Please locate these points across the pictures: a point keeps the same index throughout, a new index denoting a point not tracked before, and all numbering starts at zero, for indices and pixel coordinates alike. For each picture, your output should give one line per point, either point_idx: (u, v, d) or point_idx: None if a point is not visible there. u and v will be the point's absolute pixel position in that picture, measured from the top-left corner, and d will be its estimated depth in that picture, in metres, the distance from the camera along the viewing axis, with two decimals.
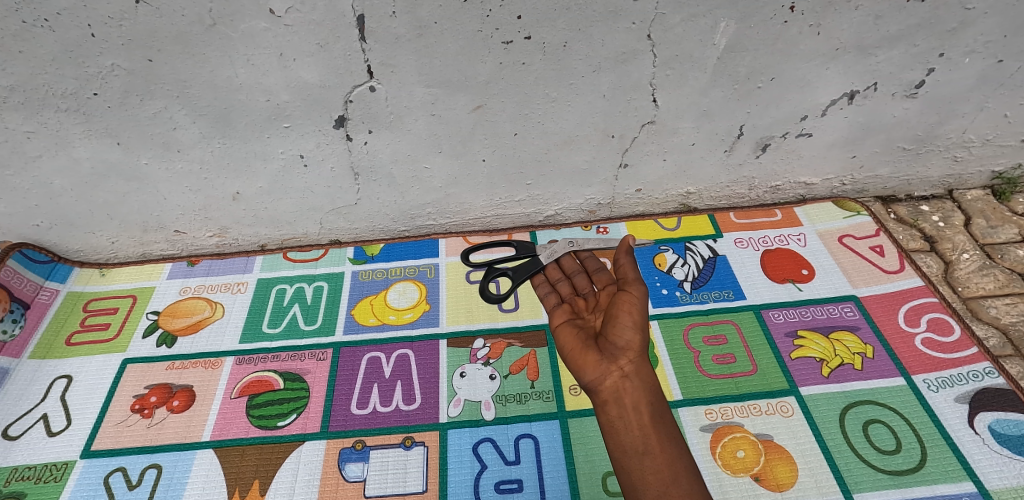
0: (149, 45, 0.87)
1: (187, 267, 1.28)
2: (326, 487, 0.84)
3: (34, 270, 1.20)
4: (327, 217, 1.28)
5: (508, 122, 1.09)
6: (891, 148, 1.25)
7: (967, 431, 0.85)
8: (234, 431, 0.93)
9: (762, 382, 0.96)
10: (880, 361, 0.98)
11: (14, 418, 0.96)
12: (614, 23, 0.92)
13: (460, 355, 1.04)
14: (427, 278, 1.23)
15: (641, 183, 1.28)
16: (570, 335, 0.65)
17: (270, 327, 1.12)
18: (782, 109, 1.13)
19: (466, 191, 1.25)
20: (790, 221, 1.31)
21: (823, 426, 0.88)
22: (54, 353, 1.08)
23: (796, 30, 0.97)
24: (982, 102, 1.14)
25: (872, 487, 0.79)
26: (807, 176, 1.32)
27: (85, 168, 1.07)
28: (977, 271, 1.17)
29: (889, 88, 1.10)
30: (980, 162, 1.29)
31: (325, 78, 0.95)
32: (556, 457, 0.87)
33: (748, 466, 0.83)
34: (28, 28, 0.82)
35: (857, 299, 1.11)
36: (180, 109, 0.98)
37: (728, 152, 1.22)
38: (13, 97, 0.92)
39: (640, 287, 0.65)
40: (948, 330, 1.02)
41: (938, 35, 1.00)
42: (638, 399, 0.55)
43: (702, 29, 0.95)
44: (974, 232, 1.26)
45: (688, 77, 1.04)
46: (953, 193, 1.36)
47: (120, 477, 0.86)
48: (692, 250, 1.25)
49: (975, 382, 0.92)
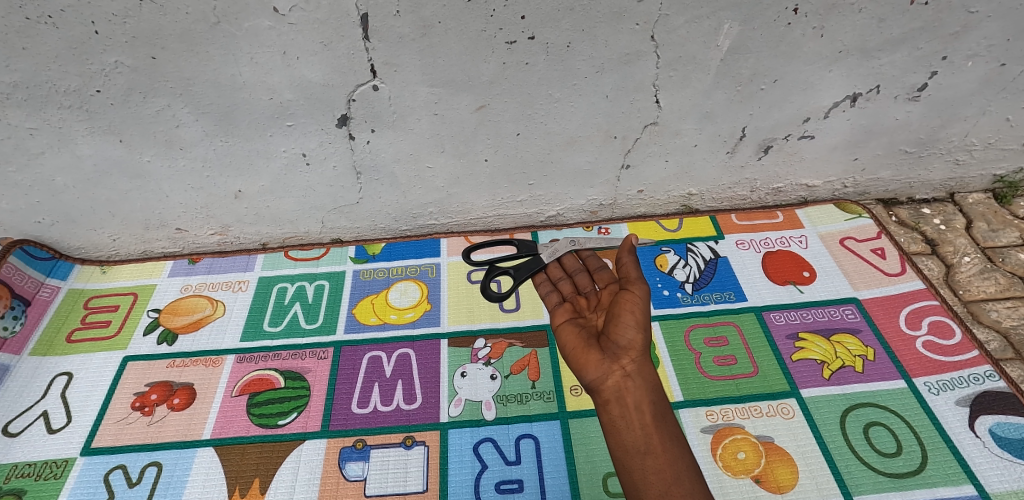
0: (153, 42, 0.87)
1: (188, 265, 1.28)
2: (326, 486, 0.84)
3: (36, 267, 1.20)
4: (329, 216, 1.28)
5: (510, 122, 1.09)
6: (893, 151, 1.25)
7: (967, 434, 0.85)
8: (235, 429, 0.93)
9: (763, 384, 0.96)
10: (880, 364, 0.98)
11: (14, 415, 0.96)
12: (618, 24, 0.92)
13: (461, 355, 1.04)
14: (428, 277, 1.23)
15: (643, 184, 1.28)
16: (572, 334, 0.64)
17: (270, 325, 1.12)
18: (785, 112, 1.13)
19: (468, 191, 1.25)
20: (792, 223, 1.31)
21: (824, 429, 0.88)
22: (55, 350, 1.08)
23: (799, 33, 0.97)
24: (984, 105, 1.14)
25: (872, 490, 0.79)
26: (808, 178, 1.32)
27: (87, 165, 1.07)
28: (978, 275, 1.17)
29: (891, 91, 1.10)
30: (981, 166, 1.29)
31: (328, 77, 0.95)
32: (557, 457, 0.87)
33: (749, 468, 0.83)
34: (32, 25, 0.82)
35: (858, 301, 1.11)
36: (183, 107, 0.98)
37: (730, 154, 1.22)
38: (17, 93, 0.92)
39: (642, 286, 0.65)
40: (949, 333, 1.01)
41: (941, 39, 1.00)
42: (640, 399, 0.55)
43: (705, 31, 0.95)
44: (975, 235, 1.26)
45: (690, 79, 1.04)
46: (954, 197, 1.36)
47: (120, 474, 0.86)
48: (693, 252, 1.25)
49: (976, 386, 0.92)
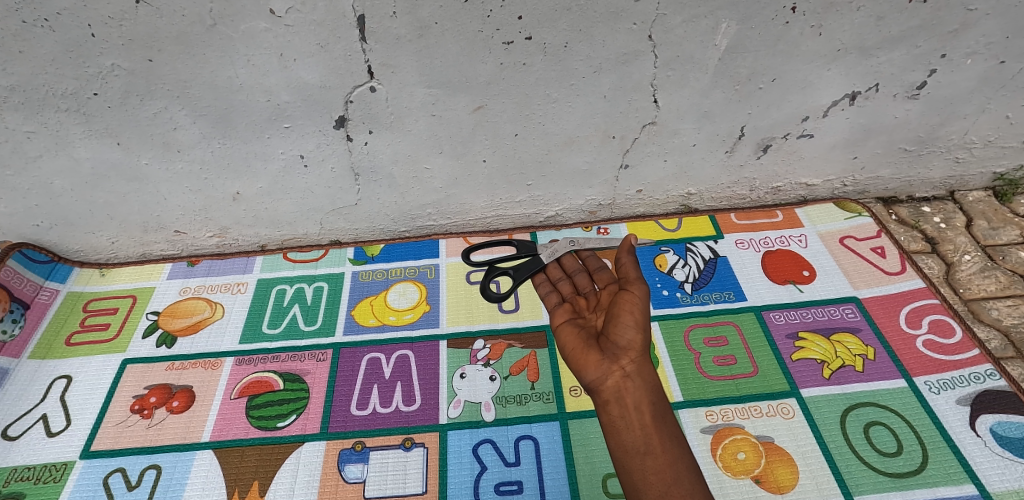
0: (149, 45, 0.87)
1: (187, 268, 1.28)
2: (325, 489, 0.84)
3: (35, 270, 1.20)
4: (327, 218, 1.28)
5: (508, 123, 1.09)
6: (893, 150, 1.24)
7: (968, 433, 0.85)
8: (234, 431, 0.93)
9: (763, 384, 0.96)
10: (881, 363, 0.98)
11: (13, 419, 0.96)
12: (615, 24, 0.92)
13: (460, 357, 1.04)
14: (427, 278, 1.23)
15: (641, 184, 1.28)
16: (572, 335, 0.64)
17: (269, 328, 1.12)
18: (783, 111, 1.12)
19: (466, 192, 1.25)
20: (791, 222, 1.31)
21: (824, 429, 0.88)
22: (55, 354, 1.08)
23: (797, 32, 0.96)
24: (984, 103, 1.13)
25: (873, 490, 0.79)
26: (808, 177, 1.32)
27: (85, 168, 1.07)
28: (978, 273, 1.16)
29: (890, 89, 1.09)
30: (981, 164, 1.29)
31: (325, 79, 0.95)
32: (557, 458, 0.86)
33: (749, 468, 0.83)
34: (29, 28, 0.82)
35: (858, 300, 1.11)
36: (180, 110, 0.98)
37: (729, 153, 1.22)
38: (14, 97, 0.92)
39: (641, 286, 0.65)
40: (949, 332, 1.01)
41: (940, 37, 1.00)
42: (640, 399, 0.54)
43: (703, 30, 0.95)
44: (975, 233, 1.25)
45: (688, 78, 1.03)
46: (954, 195, 1.36)
47: (120, 477, 0.86)
48: (693, 251, 1.25)
49: (977, 384, 0.91)
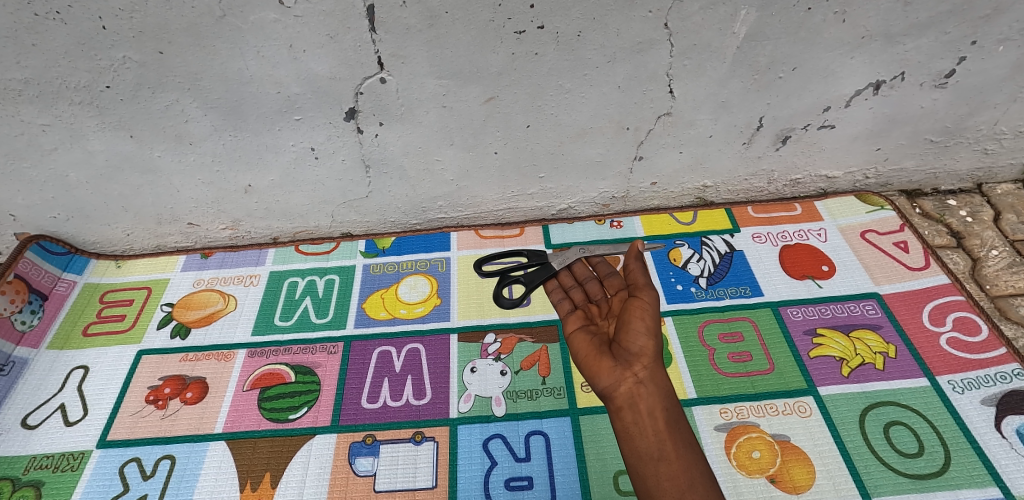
0: (159, 36, 0.86)
1: (201, 260, 1.29)
2: (337, 482, 0.84)
3: (52, 262, 1.22)
4: (338, 210, 1.28)
5: (520, 114, 1.07)
6: (918, 141, 1.20)
7: (993, 434, 0.82)
8: (246, 423, 0.93)
9: (780, 382, 0.94)
10: (902, 361, 0.95)
11: (33, 407, 0.98)
12: (630, 12, 0.89)
13: (471, 351, 1.03)
14: (438, 271, 1.22)
15: (656, 176, 1.25)
16: (585, 342, 0.63)
17: (281, 319, 1.13)
18: (804, 100, 1.09)
19: (477, 184, 1.24)
20: (810, 215, 1.28)
21: (843, 428, 0.86)
22: (72, 344, 1.10)
23: (820, 18, 0.93)
24: (1016, 92, 1.08)
25: (892, 492, 0.77)
26: (828, 169, 1.28)
27: (99, 161, 1.08)
28: (1006, 269, 1.12)
29: (917, 78, 1.05)
30: (1011, 155, 1.24)
31: (335, 70, 0.94)
32: (567, 454, 0.86)
33: (763, 467, 0.81)
34: (41, 21, 0.82)
35: (879, 296, 1.08)
36: (191, 101, 0.98)
37: (747, 144, 1.19)
38: (28, 90, 0.92)
39: (651, 292, 0.63)
40: (975, 330, 0.98)
41: (971, 23, 0.95)
42: (654, 405, 0.53)
43: (721, 17, 0.91)
44: (1002, 228, 1.21)
45: (706, 67, 1.00)
46: (982, 188, 1.31)
47: (135, 467, 0.87)
48: (708, 245, 1.23)
49: (1003, 385, 0.88)
